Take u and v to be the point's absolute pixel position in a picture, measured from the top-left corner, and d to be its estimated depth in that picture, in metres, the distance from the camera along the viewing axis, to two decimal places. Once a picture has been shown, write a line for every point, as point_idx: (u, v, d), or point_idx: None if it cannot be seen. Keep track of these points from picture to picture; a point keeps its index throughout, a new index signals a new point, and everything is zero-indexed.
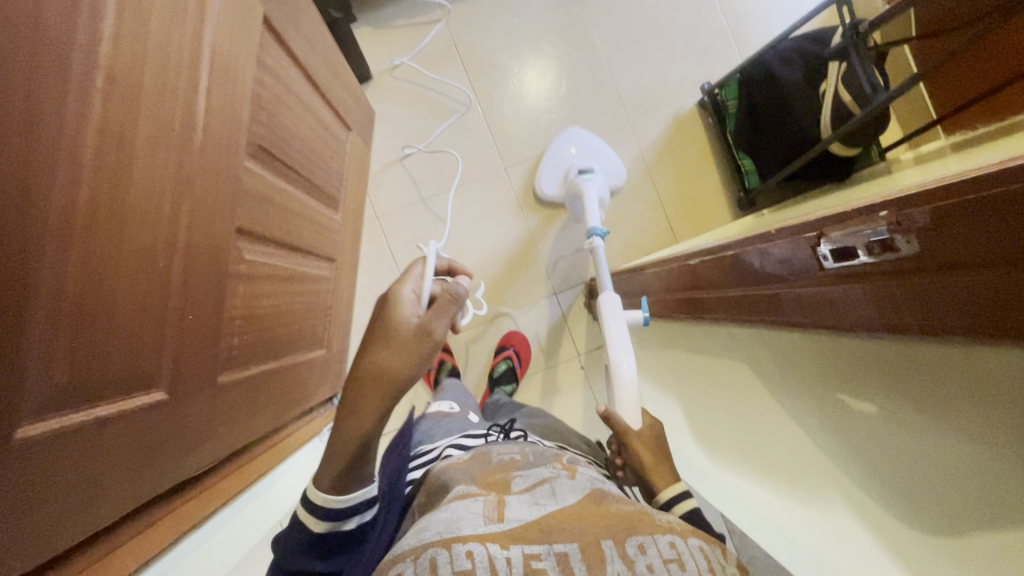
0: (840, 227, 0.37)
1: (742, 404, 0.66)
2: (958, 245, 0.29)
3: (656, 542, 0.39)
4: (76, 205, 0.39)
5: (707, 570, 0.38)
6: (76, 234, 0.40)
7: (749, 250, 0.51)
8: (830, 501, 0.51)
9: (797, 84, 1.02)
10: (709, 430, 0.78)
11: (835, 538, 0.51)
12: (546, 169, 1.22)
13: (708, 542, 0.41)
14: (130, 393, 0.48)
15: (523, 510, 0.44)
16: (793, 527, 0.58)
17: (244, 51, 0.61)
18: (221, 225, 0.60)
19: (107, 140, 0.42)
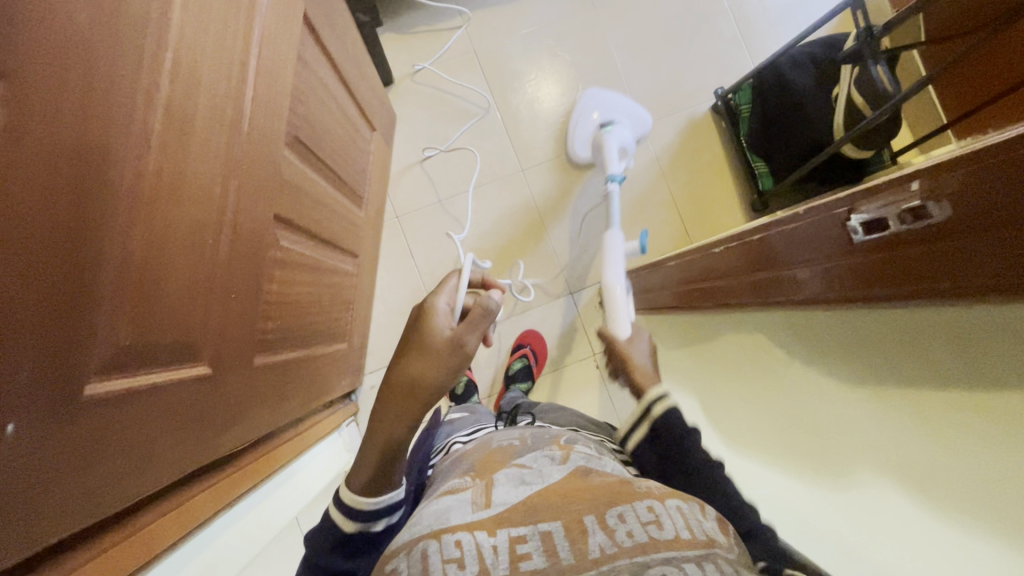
0: (875, 198, 0.38)
1: (769, 391, 0.67)
2: (983, 206, 0.31)
3: (634, 509, 0.40)
4: (142, 178, 0.42)
5: (685, 526, 0.39)
6: (142, 204, 0.42)
7: (777, 232, 0.53)
8: (850, 482, 0.52)
9: (809, 90, 1.06)
10: (733, 425, 0.79)
11: (852, 520, 0.52)
12: (576, 136, 1.25)
13: (685, 501, 0.43)
14: (177, 364, 0.49)
15: (509, 493, 0.44)
16: (812, 513, 0.59)
17: (286, 45, 0.64)
18: (261, 210, 0.62)
19: (171, 119, 0.45)
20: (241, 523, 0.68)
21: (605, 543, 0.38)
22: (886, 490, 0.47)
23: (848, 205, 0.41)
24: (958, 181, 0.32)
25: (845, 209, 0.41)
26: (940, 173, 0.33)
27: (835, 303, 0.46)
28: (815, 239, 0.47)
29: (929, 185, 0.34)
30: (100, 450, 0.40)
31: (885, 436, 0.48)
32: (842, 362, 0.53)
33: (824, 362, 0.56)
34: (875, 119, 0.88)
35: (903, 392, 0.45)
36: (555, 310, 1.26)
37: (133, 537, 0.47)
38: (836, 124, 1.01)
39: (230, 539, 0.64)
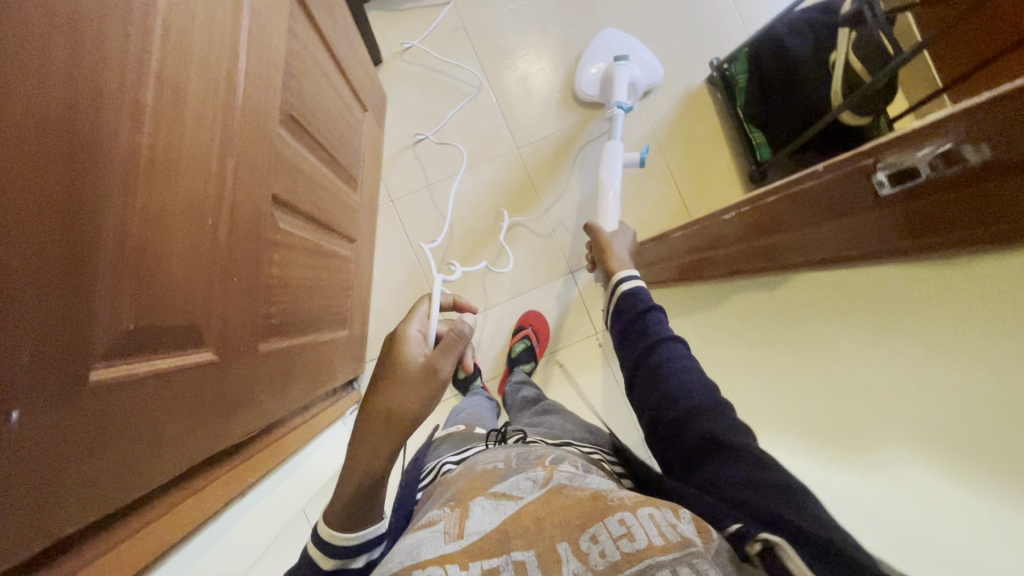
0: (900, 147, 0.38)
1: (791, 369, 0.69)
2: (1016, 148, 0.30)
3: (606, 527, 0.44)
4: (135, 151, 0.39)
5: (657, 533, 0.43)
6: (138, 179, 0.40)
7: (788, 193, 0.52)
8: (881, 450, 0.55)
9: (806, 58, 1.05)
10: (751, 401, 0.82)
11: (891, 487, 0.55)
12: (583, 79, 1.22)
13: (656, 505, 0.46)
14: (183, 351, 0.48)
15: (482, 521, 0.48)
16: (849, 485, 0.62)
17: (276, 17, 0.61)
18: (259, 190, 0.60)
19: (164, 92, 0.42)
20: (251, 514, 0.67)
21: (578, 569, 0.43)
22: (925, 447, 0.49)
23: (873, 157, 0.41)
24: (992, 124, 0.31)
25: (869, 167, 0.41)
26: (972, 119, 0.32)
27: (853, 262, 0.46)
28: (835, 201, 0.46)
29: (964, 131, 0.33)
30: (109, 438, 0.38)
31: (911, 410, 0.50)
32: (864, 343, 0.55)
33: (848, 342, 0.58)
34: (873, 84, 0.88)
35: (922, 367, 0.48)
36: (556, 288, 1.24)
37: (151, 525, 0.46)
38: (833, 89, 1.01)
39: (242, 527, 0.64)
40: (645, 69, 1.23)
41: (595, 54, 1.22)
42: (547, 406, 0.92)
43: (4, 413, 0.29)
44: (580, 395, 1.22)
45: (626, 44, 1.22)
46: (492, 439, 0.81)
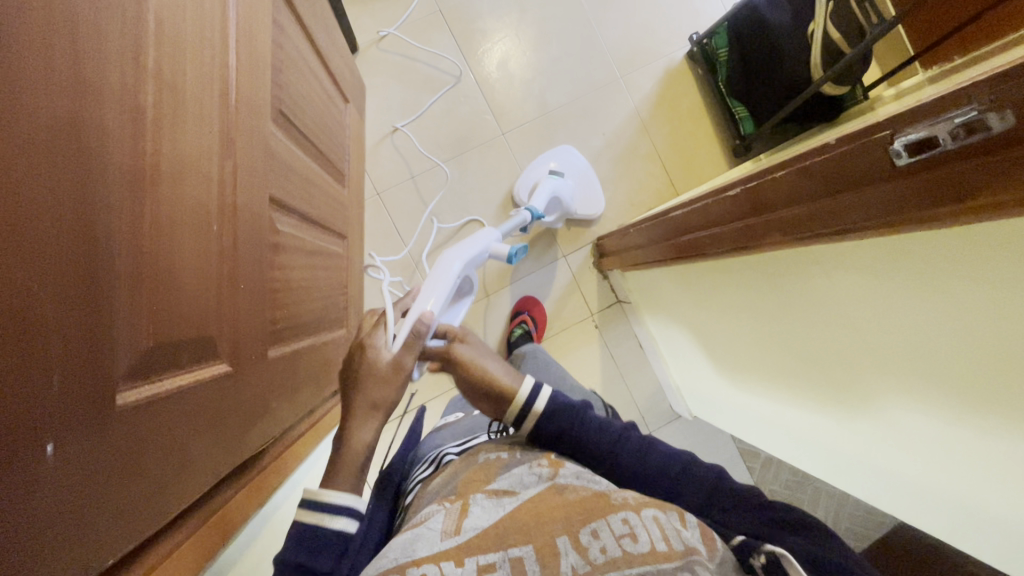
0: (923, 117, 0.38)
1: (789, 336, 0.72)
2: None
3: (608, 525, 0.46)
4: (138, 160, 0.37)
5: (661, 538, 0.45)
6: (142, 191, 0.38)
7: (791, 172, 0.53)
8: (890, 400, 0.57)
9: (784, 28, 1.05)
10: (755, 362, 0.84)
11: (903, 432, 0.57)
12: (520, 185, 1.20)
13: (664, 511, 0.48)
14: (203, 363, 0.46)
15: (480, 518, 0.50)
16: (863, 435, 0.65)
17: (259, 10, 0.58)
18: (258, 194, 0.58)
19: (160, 97, 0.40)
20: (269, 523, 0.66)
21: (578, 562, 0.44)
22: (933, 399, 0.51)
23: (891, 127, 0.41)
24: (1021, 92, 0.31)
25: (886, 138, 0.41)
26: (1001, 84, 0.32)
27: (871, 232, 0.47)
28: (844, 176, 0.46)
29: (992, 95, 0.32)
30: (140, 460, 0.37)
31: (910, 381, 0.54)
32: (862, 315, 0.57)
33: (845, 312, 0.60)
34: (853, 57, 0.89)
35: (920, 341, 0.51)
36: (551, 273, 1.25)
37: (190, 542, 0.45)
38: (813, 63, 1.02)
39: (267, 537, 0.65)
40: (587, 197, 1.23)
41: (540, 163, 1.21)
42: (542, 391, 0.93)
43: (37, 447, 0.28)
44: (578, 375, 1.24)
45: (572, 163, 1.22)
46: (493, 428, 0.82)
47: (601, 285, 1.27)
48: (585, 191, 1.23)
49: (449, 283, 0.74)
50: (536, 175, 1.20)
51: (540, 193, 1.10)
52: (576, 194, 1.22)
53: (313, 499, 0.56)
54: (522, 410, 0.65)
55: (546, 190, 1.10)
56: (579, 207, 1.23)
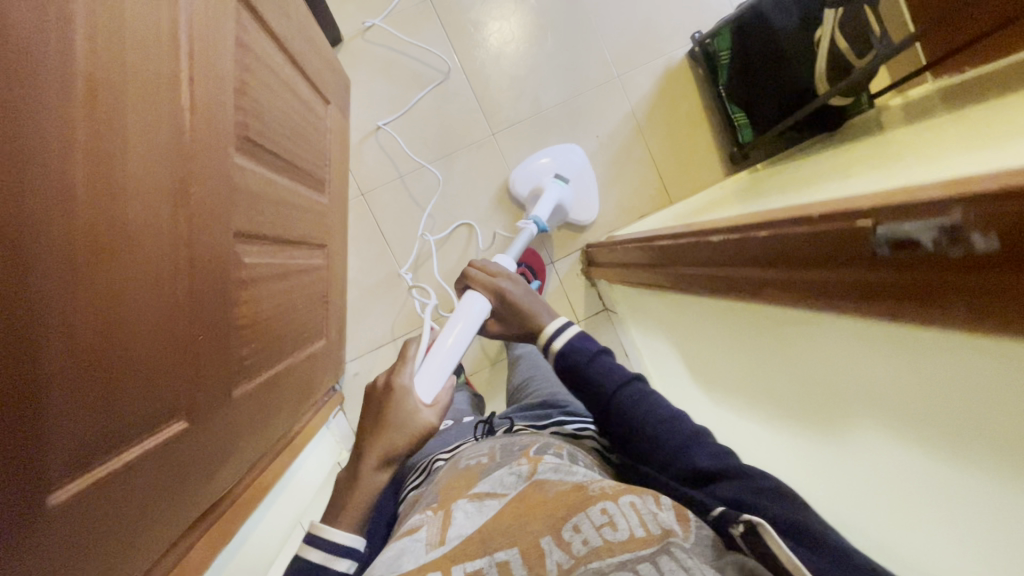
0: (907, 214, 0.35)
1: (760, 364, 0.66)
2: None
3: (588, 518, 0.48)
4: (73, 243, 0.35)
5: (639, 524, 0.47)
6: (80, 273, 0.36)
7: (777, 236, 0.50)
8: (851, 438, 0.50)
9: (790, 32, 1.00)
10: (725, 388, 0.77)
11: (859, 475, 0.49)
12: (519, 179, 1.16)
13: (639, 495, 0.50)
14: (157, 427, 0.45)
15: (463, 525, 0.51)
16: (815, 480, 0.56)
17: (217, 35, 0.54)
18: (218, 234, 0.55)
19: (97, 166, 0.37)
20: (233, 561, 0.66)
21: (562, 559, 0.46)
22: (896, 440, 0.44)
23: (874, 217, 0.38)
24: (1001, 215, 0.29)
25: (868, 227, 0.39)
26: (986, 202, 0.30)
27: (851, 308, 0.43)
28: (829, 252, 0.44)
29: (976, 212, 0.31)
30: (78, 553, 0.36)
31: (876, 423, 0.46)
32: (835, 350, 0.51)
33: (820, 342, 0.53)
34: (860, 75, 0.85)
35: (906, 379, 0.42)
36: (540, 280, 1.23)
37: None
38: (816, 74, 0.99)
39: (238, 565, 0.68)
40: (585, 196, 1.20)
41: (539, 164, 1.16)
42: (538, 396, 0.95)
43: None
44: None
45: (570, 162, 1.18)
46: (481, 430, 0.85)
47: (589, 291, 1.25)
48: (582, 190, 1.19)
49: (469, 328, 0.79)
50: (537, 178, 1.15)
51: (546, 203, 1.07)
52: (575, 195, 1.18)
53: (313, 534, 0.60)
54: (546, 342, 0.76)
55: (551, 199, 1.06)
56: (578, 207, 1.19)
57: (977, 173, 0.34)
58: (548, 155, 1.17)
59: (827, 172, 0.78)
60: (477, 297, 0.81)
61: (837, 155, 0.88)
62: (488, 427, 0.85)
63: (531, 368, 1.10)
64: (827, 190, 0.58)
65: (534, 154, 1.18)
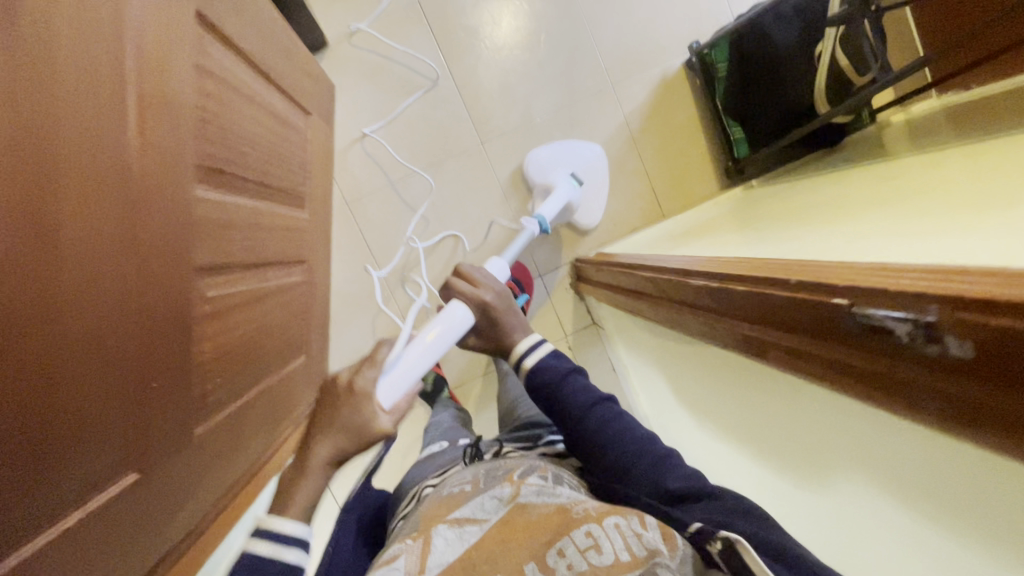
0: (883, 300, 0.34)
1: (738, 402, 0.66)
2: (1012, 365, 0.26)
3: (574, 541, 0.49)
4: (9, 327, 0.34)
5: (624, 547, 0.47)
6: (17, 354, 0.35)
7: (755, 294, 0.48)
8: (834, 490, 0.51)
9: (789, 47, 0.97)
10: (704, 415, 0.77)
11: (839, 528, 0.51)
12: (534, 170, 1.13)
13: (626, 516, 0.50)
14: (94, 491, 0.45)
15: (444, 553, 0.53)
16: (794, 517, 0.58)
17: (174, 67, 0.52)
18: (176, 275, 0.54)
19: (32, 238, 0.36)
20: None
21: None
22: (882, 511, 0.45)
23: (849, 297, 0.36)
24: (978, 325, 0.27)
25: (844, 305, 0.36)
26: (967, 307, 0.28)
27: (827, 382, 0.42)
28: (807, 322, 0.42)
29: (953, 314, 0.29)
30: None
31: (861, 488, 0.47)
32: (816, 411, 0.50)
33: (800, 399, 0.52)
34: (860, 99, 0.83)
35: (892, 452, 0.42)
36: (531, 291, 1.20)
37: None
38: (817, 89, 0.96)
39: None
40: (592, 199, 1.16)
41: (551, 160, 1.13)
42: (526, 416, 0.94)
43: None
44: None
45: (584, 162, 1.14)
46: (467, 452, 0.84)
47: (578, 305, 1.23)
48: (591, 193, 1.16)
49: (446, 334, 0.74)
50: (548, 173, 1.12)
51: (552, 201, 1.03)
52: (583, 196, 1.15)
53: (267, 529, 0.60)
54: (518, 359, 0.80)
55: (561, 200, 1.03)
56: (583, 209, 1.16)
57: (953, 269, 0.32)
58: (569, 155, 1.14)
59: (816, 202, 0.76)
60: (458, 304, 0.77)
61: (832, 181, 0.85)
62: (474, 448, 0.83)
63: (522, 386, 1.06)
64: (809, 239, 0.56)
65: (554, 146, 1.14)
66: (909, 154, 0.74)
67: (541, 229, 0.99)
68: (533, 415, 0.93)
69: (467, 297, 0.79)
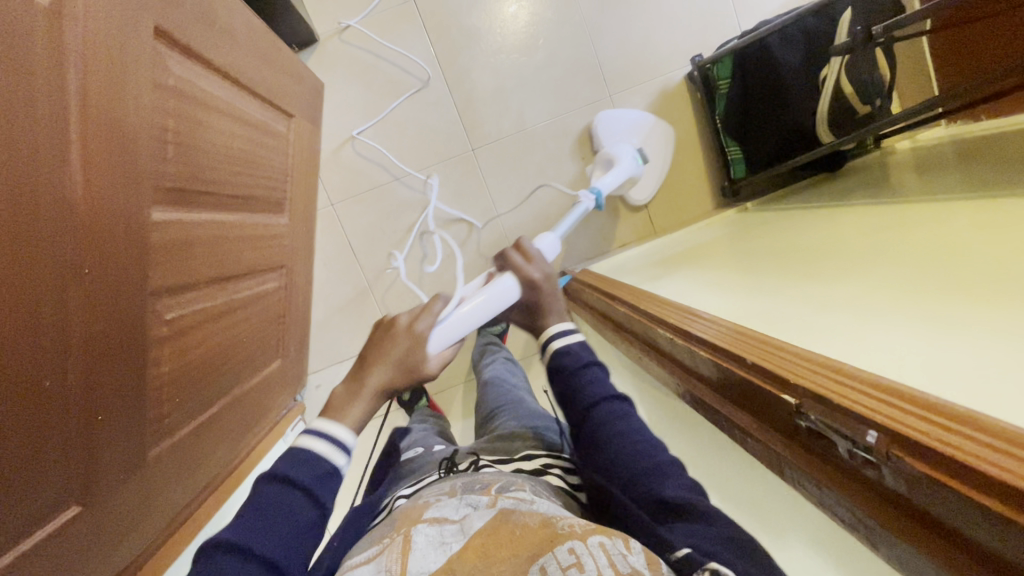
0: (829, 412, 0.33)
1: (701, 460, 0.64)
2: (942, 509, 0.27)
3: (557, 556, 0.37)
4: None
5: (608, 565, 0.36)
6: None
7: (720, 365, 0.46)
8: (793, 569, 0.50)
9: (795, 70, 0.93)
10: None
11: None
12: (598, 138, 1.11)
13: (609, 533, 0.38)
14: (32, 529, 0.44)
15: (426, 557, 0.40)
16: None
17: (128, 85, 0.50)
18: (128, 300, 0.52)
19: None
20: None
21: None
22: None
23: (801, 398, 0.36)
24: (914, 469, 0.27)
25: (793, 406, 0.36)
26: (904, 444, 0.28)
27: (777, 468, 0.42)
28: (763, 408, 0.41)
29: (889, 448, 0.28)
30: None
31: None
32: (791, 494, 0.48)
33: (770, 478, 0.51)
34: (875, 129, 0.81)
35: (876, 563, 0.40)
36: None
37: None
38: (821, 115, 0.93)
39: None
40: (649, 175, 1.14)
41: (616, 129, 1.11)
42: (507, 420, 0.76)
43: None
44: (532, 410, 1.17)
45: (647, 135, 1.13)
46: (439, 466, 0.65)
47: None
48: (648, 170, 1.14)
49: (498, 301, 0.60)
50: (611, 143, 1.10)
51: (616, 171, 1.00)
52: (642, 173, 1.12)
53: (317, 427, 0.52)
54: (544, 341, 0.61)
55: (621, 174, 1.01)
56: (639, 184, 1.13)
57: (900, 391, 0.30)
58: (632, 129, 1.12)
59: (800, 238, 0.73)
60: (509, 278, 0.61)
61: (819, 213, 0.82)
62: (446, 462, 0.64)
63: (500, 389, 0.89)
64: (786, 303, 0.54)
65: (621, 116, 1.12)
66: (903, 191, 0.71)
67: (596, 200, 0.91)
68: (517, 418, 0.76)
69: (516, 272, 0.62)
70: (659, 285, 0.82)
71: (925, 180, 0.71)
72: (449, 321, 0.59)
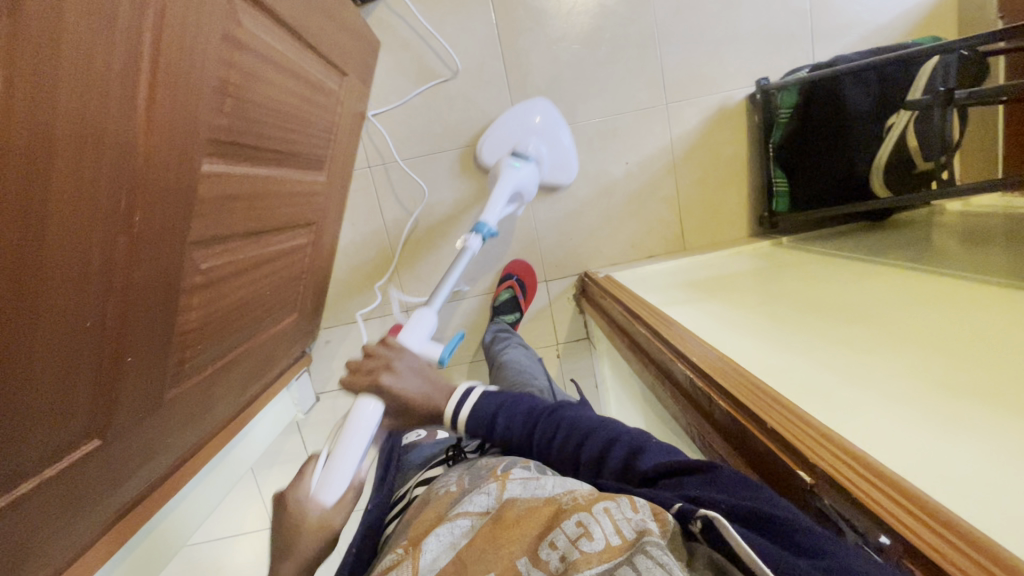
0: (843, 499, 0.35)
1: None
2: None
3: (562, 530, 0.37)
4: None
5: (614, 529, 0.35)
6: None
7: (736, 417, 0.47)
8: None
9: (861, 115, 0.90)
10: None
11: None
12: (490, 140, 1.08)
13: (614, 498, 0.38)
14: (57, 456, 0.46)
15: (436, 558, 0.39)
16: None
17: (201, 30, 0.50)
18: (171, 246, 0.53)
19: (18, 219, 0.35)
20: (140, 549, 0.69)
21: None
22: None
23: (815, 475, 0.37)
24: None
25: (807, 483, 0.38)
26: (914, 558, 0.30)
27: None
28: (775, 473, 0.42)
29: (901, 557, 0.31)
30: None
31: None
32: None
33: None
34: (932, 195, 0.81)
35: None
36: (546, 288, 1.19)
37: None
38: (877, 164, 0.91)
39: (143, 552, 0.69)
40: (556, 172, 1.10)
41: (505, 136, 1.08)
42: None
43: None
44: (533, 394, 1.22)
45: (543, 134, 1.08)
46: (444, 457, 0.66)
47: (575, 318, 1.22)
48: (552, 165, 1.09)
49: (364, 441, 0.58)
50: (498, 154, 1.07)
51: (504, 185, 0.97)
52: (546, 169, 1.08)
53: None
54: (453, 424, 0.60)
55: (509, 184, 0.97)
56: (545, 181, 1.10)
57: (922, 503, 0.31)
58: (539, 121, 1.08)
59: (834, 288, 0.73)
60: (367, 407, 0.59)
61: (856, 266, 0.80)
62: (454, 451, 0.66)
63: (511, 377, 0.89)
64: (810, 359, 0.54)
65: (520, 108, 1.07)
66: (949, 259, 0.70)
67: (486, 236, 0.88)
68: None
69: (370, 414, 0.59)
70: (685, 309, 0.82)
71: (976, 250, 0.70)
72: (330, 476, 0.55)
